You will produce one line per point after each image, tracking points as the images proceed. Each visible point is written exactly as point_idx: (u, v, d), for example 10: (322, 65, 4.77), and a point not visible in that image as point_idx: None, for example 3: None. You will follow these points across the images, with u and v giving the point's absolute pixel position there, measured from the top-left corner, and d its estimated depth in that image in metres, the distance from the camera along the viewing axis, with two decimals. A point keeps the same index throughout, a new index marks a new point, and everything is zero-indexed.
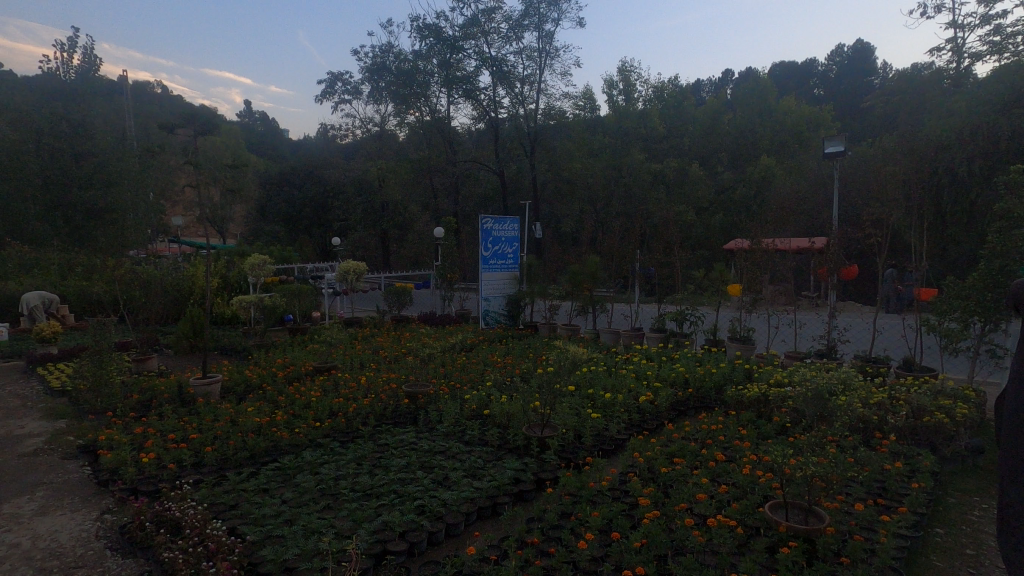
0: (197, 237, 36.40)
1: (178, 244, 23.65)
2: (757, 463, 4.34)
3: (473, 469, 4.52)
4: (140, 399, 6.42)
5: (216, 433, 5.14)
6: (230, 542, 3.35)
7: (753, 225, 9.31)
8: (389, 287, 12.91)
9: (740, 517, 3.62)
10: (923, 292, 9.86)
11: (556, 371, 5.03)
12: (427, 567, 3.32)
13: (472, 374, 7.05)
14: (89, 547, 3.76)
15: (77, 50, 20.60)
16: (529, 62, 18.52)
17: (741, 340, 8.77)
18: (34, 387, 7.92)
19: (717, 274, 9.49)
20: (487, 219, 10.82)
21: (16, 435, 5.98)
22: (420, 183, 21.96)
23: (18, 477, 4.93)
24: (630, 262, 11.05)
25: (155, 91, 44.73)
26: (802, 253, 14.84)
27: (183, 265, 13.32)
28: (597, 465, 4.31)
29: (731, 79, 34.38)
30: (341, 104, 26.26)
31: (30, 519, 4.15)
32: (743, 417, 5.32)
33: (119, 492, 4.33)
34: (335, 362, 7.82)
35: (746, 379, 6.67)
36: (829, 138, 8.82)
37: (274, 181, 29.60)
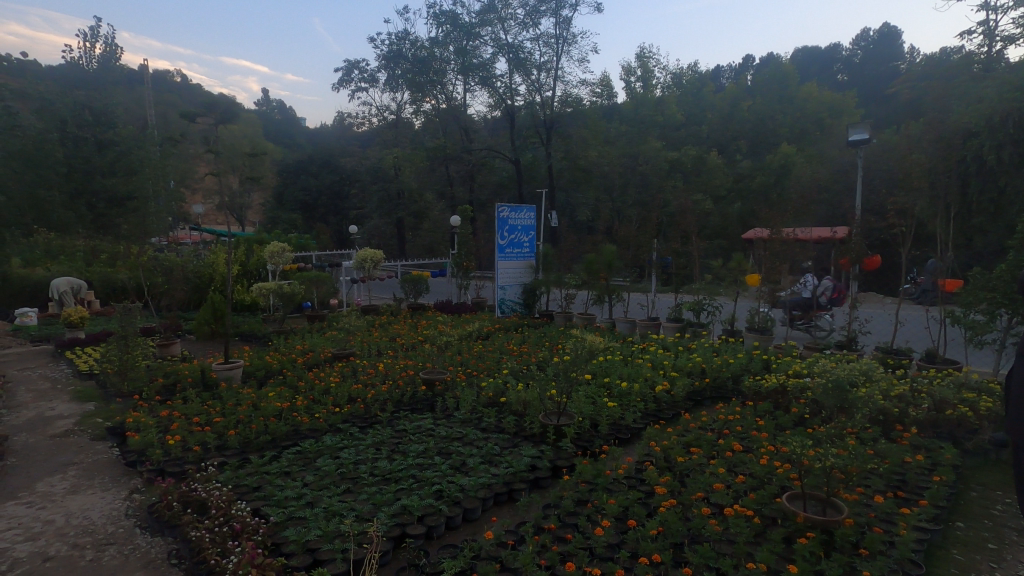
0: (217, 225, 37.00)
1: (197, 230, 24.05)
2: (775, 453, 4.32)
3: (489, 455, 4.57)
4: (165, 383, 6.57)
5: (239, 417, 5.24)
6: (254, 523, 3.43)
7: (773, 214, 9.16)
8: (406, 276, 12.90)
9: (757, 508, 3.62)
10: (949, 283, 9.68)
11: (573, 360, 5.01)
12: (446, 550, 3.37)
13: (488, 362, 7.09)
14: (119, 525, 3.89)
15: (98, 39, 20.89)
16: (546, 49, 18.37)
17: (759, 331, 8.68)
18: (63, 371, 8.15)
19: (735, 264, 9.35)
20: (504, 207, 10.81)
21: (48, 417, 6.19)
22: (435, 171, 21.98)
23: (50, 457, 5.10)
24: (646, 251, 10.96)
25: (174, 79, 45.20)
26: (823, 243, 14.60)
27: (204, 252, 13.55)
28: (613, 453, 4.32)
29: (751, 65, 33.68)
30: (357, 92, 26.31)
31: (62, 498, 4.29)
32: (761, 407, 5.28)
33: (146, 472, 4.48)
34: (354, 349, 7.96)
35: (764, 370, 6.63)
36: (854, 125, 8.59)
37: (292, 169, 29.84)
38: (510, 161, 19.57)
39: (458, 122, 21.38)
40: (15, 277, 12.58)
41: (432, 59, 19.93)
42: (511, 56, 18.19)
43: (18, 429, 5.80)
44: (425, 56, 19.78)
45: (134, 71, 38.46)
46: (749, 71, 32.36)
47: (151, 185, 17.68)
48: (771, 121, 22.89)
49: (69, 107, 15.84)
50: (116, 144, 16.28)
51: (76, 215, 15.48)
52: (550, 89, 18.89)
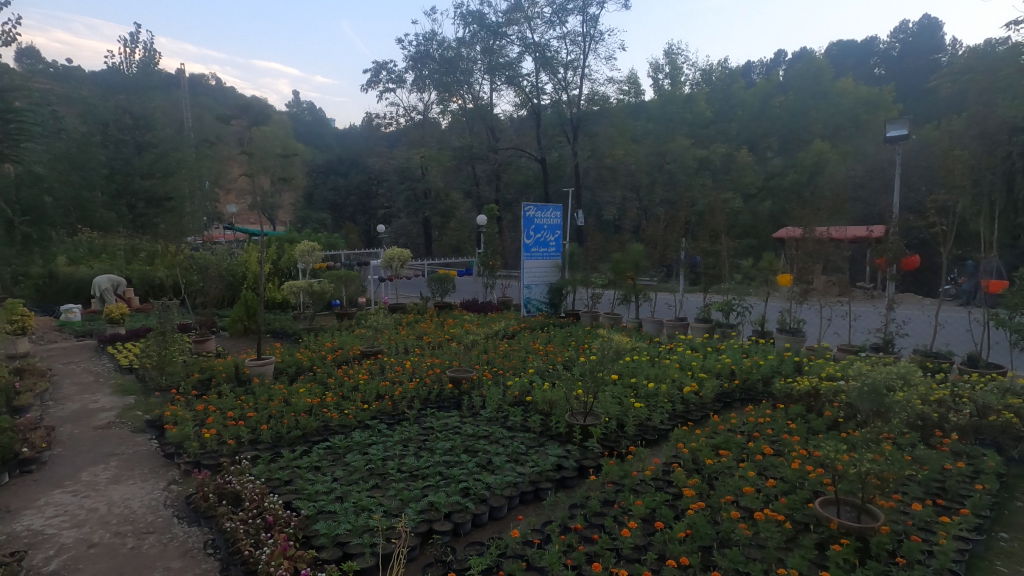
0: (250, 224, 37.89)
1: (231, 230, 24.69)
2: (807, 457, 4.23)
3: (515, 454, 4.59)
4: (200, 378, 6.76)
5: (271, 412, 5.37)
6: (286, 516, 3.51)
7: (805, 212, 8.95)
8: (433, 275, 12.98)
9: (789, 512, 3.55)
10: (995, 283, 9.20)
11: (599, 360, 4.97)
12: (472, 548, 3.39)
13: (514, 361, 7.11)
14: (158, 514, 4.03)
15: (138, 45, 21.66)
16: (572, 48, 18.26)
17: (790, 332, 8.49)
18: (105, 365, 8.47)
19: (766, 264, 9.15)
20: (529, 206, 10.79)
21: (91, 409, 6.44)
22: (462, 170, 22.12)
23: (93, 447, 5.31)
24: (674, 250, 10.82)
25: (209, 83, 46.49)
26: (858, 242, 14.16)
27: (237, 251, 13.91)
28: (640, 454, 4.28)
29: (783, 60, 32.93)
30: (385, 93, 26.63)
31: (105, 487, 4.46)
32: (792, 410, 5.16)
33: (184, 464, 4.63)
34: (381, 347, 8.06)
35: (796, 373, 6.49)
36: (892, 120, 8.31)
37: (322, 170, 30.40)
38: (536, 160, 19.53)
39: (484, 121, 21.44)
40: (61, 275, 13.13)
41: (459, 60, 20.22)
42: (538, 55, 18.15)
43: (63, 420, 6.05)
44: (452, 55, 20.34)
45: (171, 76, 39.67)
46: (781, 66, 31.59)
47: (188, 186, 19.32)
48: (803, 117, 22.25)
49: (112, 111, 17.87)
50: (154, 145, 18.24)
51: (116, 214, 17.03)
52: (576, 87, 18.64)
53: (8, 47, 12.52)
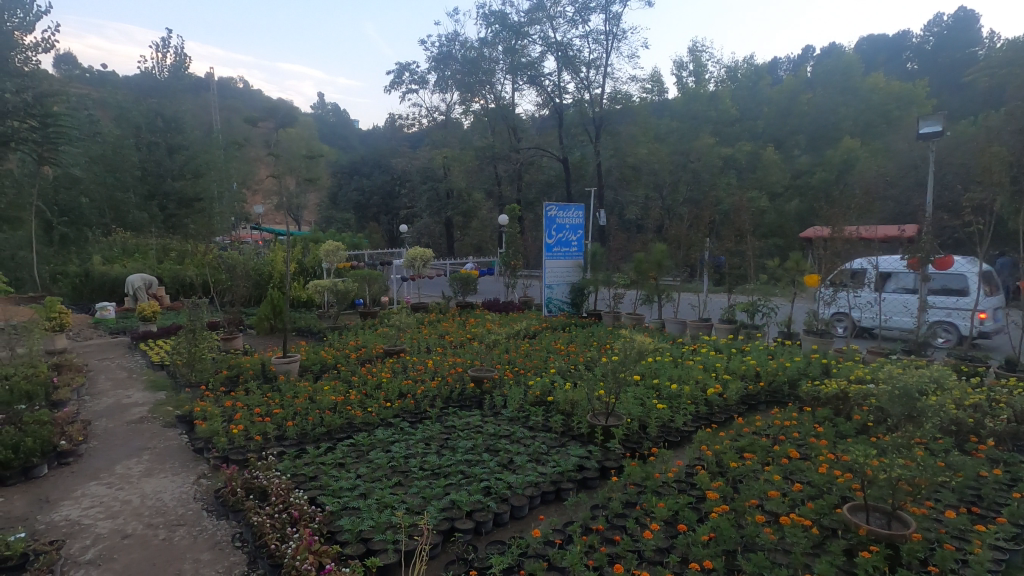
0: (276, 224, 38.54)
1: (257, 230, 25.17)
2: (836, 462, 4.14)
3: (537, 454, 4.59)
4: (229, 374, 6.93)
5: (297, 409, 5.46)
6: (311, 511, 3.56)
7: (834, 211, 8.75)
8: (454, 274, 13.02)
9: (815, 517, 3.49)
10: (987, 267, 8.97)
11: (621, 361, 4.93)
12: (493, 546, 3.41)
13: (536, 361, 7.10)
14: (188, 507, 4.14)
15: (170, 50, 22.25)
16: (594, 46, 18.16)
17: (818, 334, 8.31)
18: (138, 361, 8.71)
19: (793, 264, 8.97)
20: (551, 206, 10.76)
21: (125, 404, 6.64)
22: (484, 170, 22.19)
23: (127, 441, 5.48)
24: (698, 250, 10.66)
25: (237, 86, 47.45)
26: (889, 242, 13.77)
27: (264, 250, 14.16)
28: (663, 456, 4.25)
29: (811, 56, 32.26)
30: (408, 94, 26.86)
31: (138, 480, 4.60)
32: (820, 414, 5.06)
33: (213, 459, 4.74)
34: (404, 346, 8.13)
35: (823, 375, 6.36)
36: (925, 117, 8.07)
37: (345, 171, 30.77)
38: (558, 159, 19.47)
39: (506, 121, 21.47)
40: (96, 274, 13.50)
41: (481, 60, 20.32)
42: (560, 55, 18.10)
43: (99, 415, 6.25)
44: (474, 56, 20.49)
45: (201, 80, 40.60)
46: (809, 62, 30.96)
47: (216, 187, 19.90)
48: (832, 114, 21.64)
49: (144, 114, 18.41)
50: (184, 147, 18.80)
51: (148, 214, 17.72)
52: (599, 86, 18.54)
53: (46, 54, 12.98)
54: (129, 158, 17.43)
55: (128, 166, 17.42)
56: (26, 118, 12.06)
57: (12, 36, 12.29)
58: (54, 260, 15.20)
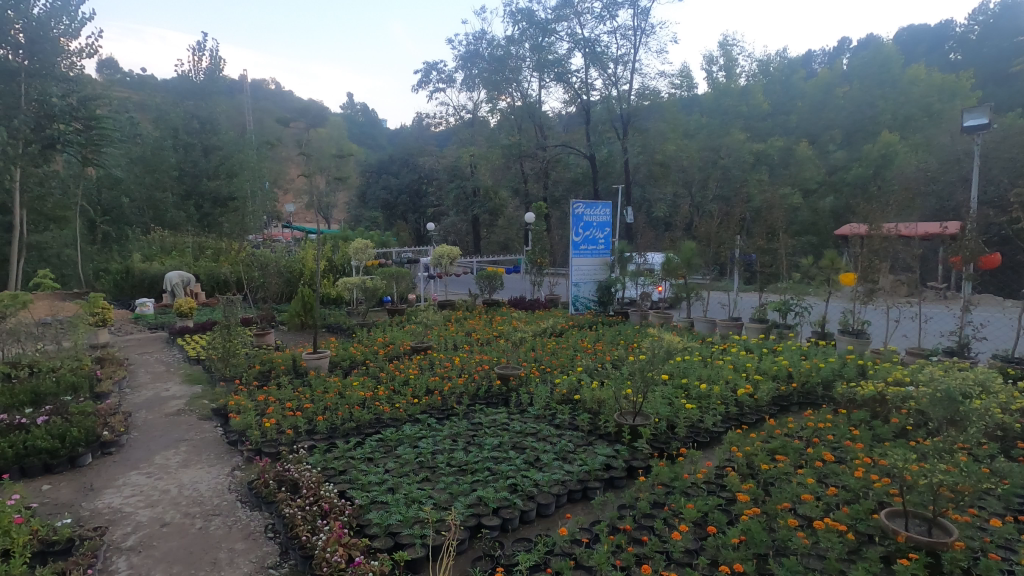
0: (306, 223, 39.26)
1: (289, 228, 25.66)
2: (873, 466, 4.02)
3: (564, 452, 4.57)
4: (261, 369, 7.09)
5: (327, 404, 5.57)
6: (340, 504, 3.63)
7: (871, 208, 8.49)
8: (481, 272, 13.05)
9: (851, 523, 3.39)
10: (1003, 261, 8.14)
11: (649, 359, 4.87)
12: (519, 543, 3.42)
13: (563, 359, 7.09)
14: (224, 498, 4.26)
15: (205, 53, 22.87)
16: (623, 42, 17.91)
17: (854, 334, 8.06)
18: (175, 356, 8.99)
19: (828, 262, 8.72)
20: (578, 203, 10.68)
21: (163, 396, 6.86)
22: (510, 168, 22.21)
23: (165, 433, 5.66)
24: (728, 248, 10.45)
25: (269, 87, 48.40)
26: (930, 239, 13.26)
27: (295, 248, 14.43)
28: (692, 457, 4.19)
29: (847, 48, 31.37)
30: (436, 93, 27.06)
31: (176, 470, 4.75)
32: (856, 416, 4.91)
33: (246, 452, 4.87)
34: (431, 343, 8.21)
35: (859, 377, 6.18)
36: (970, 109, 7.73)
37: (374, 170, 31.10)
38: (586, 156, 19.33)
39: (533, 119, 21.43)
40: (136, 271, 13.97)
41: (508, 58, 20.34)
42: (588, 51, 17.93)
43: (139, 406, 6.47)
44: (501, 54, 20.50)
45: (235, 82, 41.56)
46: (845, 54, 30.09)
47: (250, 186, 20.37)
48: (870, 107, 20.88)
49: (182, 116, 18.99)
50: (219, 148, 19.33)
51: (185, 214, 18.26)
52: (626, 82, 18.32)
53: (91, 59, 13.49)
54: (167, 159, 18.01)
55: (167, 167, 18.04)
56: (71, 122, 12.87)
57: (58, 43, 12.77)
58: (97, 258, 15.95)
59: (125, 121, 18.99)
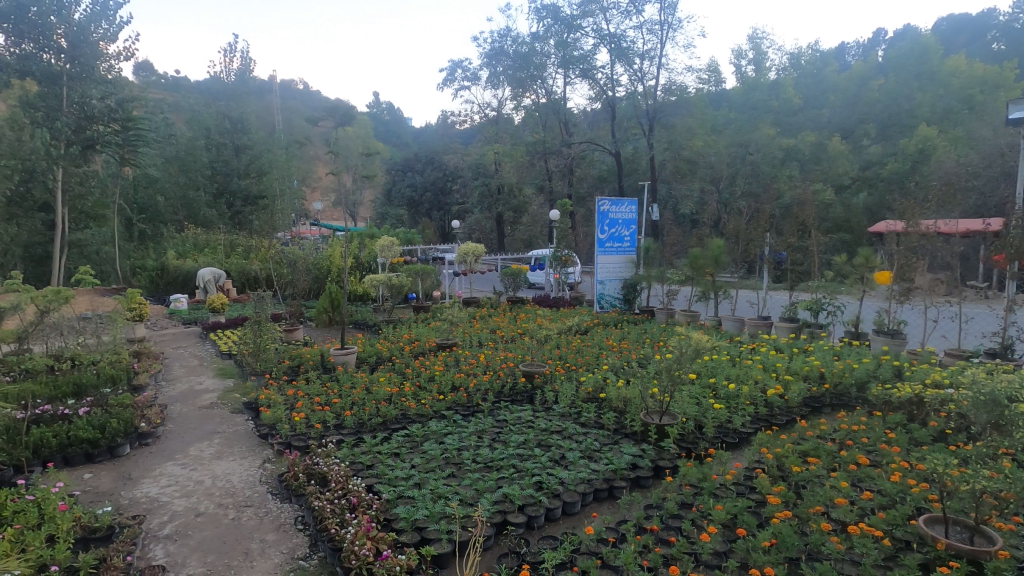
0: (334, 220, 39.82)
1: (316, 226, 26.06)
2: (909, 470, 3.90)
3: (589, 451, 4.55)
4: (291, 364, 7.23)
5: (354, 399, 5.65)
6: (368, 498, 3.67)
7: (908, 204, 8.24)
8: (505, 270, 13.04)
9: (887, 528, 3.30)
10: None
11: (676, 358, 4.80)
12: (546, 541, 3.42)
13: (588, 357, 7.05)
14: (255, 490, 4.35)
15: (236, 54, 23.36)
16: (649, 37, 17.68)
17: (889, 334, 7.83)
18: (208, 350, 9.23)
19: (862, 260, 8.47)
20: (604, 200, 10.60)
21: (196, 390, 7.06)
22: (535, 165, 22.17)
23: (199, 425, 5.82)
24: (757, 246, 10.24)
25: (297, 87, 49.20)
26: (970, 236, 12.77)
27: (322, 245, 14.64)
28: (720, 458, 4.13)
29: (883, 39, 30.40)
30: (461, 90, 27.14)
31: (210, 461, 4.88)
32: (891, 419, 4.76)
33: (277, 445, 4.97)
34: (456, 340, 8.25)
35: (895, 378, 6.00)
36: (1016, 100, 7.41)
37: (399, 168, 31.32)
38: (611, 153, 19.17)
39: (558, 116, 21.32)
40: (171, 268, 14.37)
41: (533, 55, 20.27)
42: (613, 46, 17.74)
43: (174, 399, 6.67)
44: (526, 51, 20.42)
45: (265, 82, 42.36)
46: (881, 46, 29.18)
47: (279, 185, 20.74)
48: (906, 100, 20.15)
49: (214, 117, 19.46)
50: (250, 147, 19.75)
51: (217, 212, 18.71)
52: (653, 77, 18.08)
53: (128, 62, 13.90)
54: (200, 158, 18.47)
55: (200, 166, 18.60)
56: (109, 123, 13.28)
57: (98, 46, 13.18)
58: (134, 255, 16.45)
59: (160, 122, 19.53)
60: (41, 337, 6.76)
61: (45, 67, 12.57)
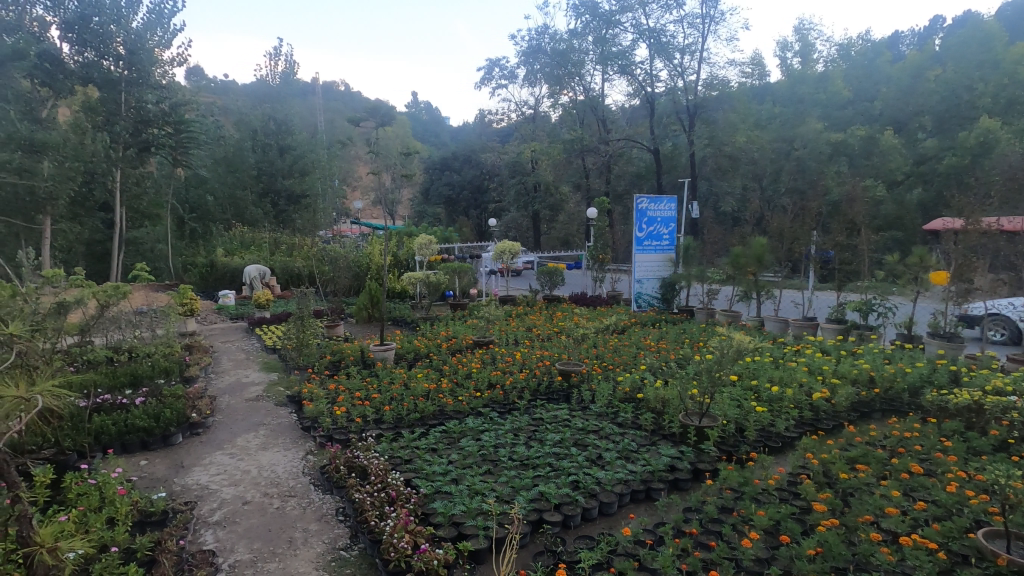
0: (375, 219, 40.58)
1: (356, 225, 26.60)
2: (967, 481, 3.71)
3: (626, 451, 4.50)
4: (332, 359, 7.43)
5: (393, 395, 5.75)
6: (406, 493, 3.74)
7: (966, 201, 7.84)
8: (542, 268, 13.00)
9: (942, 541, 3.14)
10: None
11: (716, 359, 4.69)
12: (582, 541, 3.40)
13: (625, 356, 6.97)
14: (299, 480, 4.49)
15: (281, 58, 24.10)
16: (690, 31, 17.29)
17: (946, 337, 7.46)
18: (254, 345, 9.56)
19: (916, 260, 8.10)
20: (642, 198, 10.46)
21: (243, 382, 7.33)
22: (572, 163, 22.04)
23: (246, 416, 6.05)
24: (803, 244, 9.90)
25: (340, 88, 50.38)
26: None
27: (362, 244, 14.96)
28: (762, 462, 4.02)
29: (942, 27, 28.87)
30: (498, 89, 27.23)
31: (256, 452, 5.06)
32: (947, 426, 4.53)
33: (319, 438, 5.11)
34: (493, 337, 8.29)
35: (952, 384, 5.70)
36: None
37: (437, 166, 31.64)
38: (649, 150, 18.86)
39: (596, 113, 21.15)
40: (219, 266, 14.95)
41: (571, 52, 20.15)
42: (653, 41, 17.42)
43: (223, 391, 6.94)
44: (564, 48, 20.28)
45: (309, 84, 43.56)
46: (938, 34, 27.74)
47: (321, 184, 21.30)
48: (966, 91, 19.05)
49: (261, 119, 20.12)
50: (294, 148, 20.31)
51: (263, 211, 19.34)
52: (694, 72, 17.69)
53: (181, 68, 14.54)
54: (247, 159, 19.10)
55: (246, 166, 19.29)
56: (163, 126, 14.15)
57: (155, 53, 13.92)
58: (185, 252, 17.20)
59: (211, 125, 20.30)
60: (102, 330, 7.15)
61: (105, 74, 13.21)
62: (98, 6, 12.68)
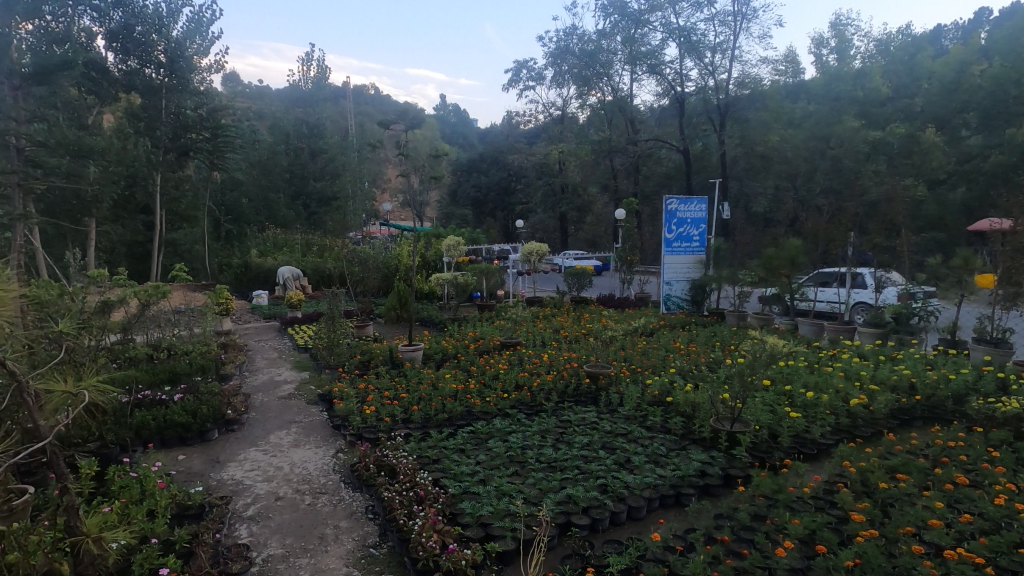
0: (403, 220, 41.03)
1: (385, 226, 26.94)
2: (1016, 493, 3.54)
3: (655, 455, 4.45)
4: (362, 359, 7.54)
5: (421, 395, 5.80)
6: (434, 492, 3.77)
7: (1014, 201, 7.50)
8: (570, 269, 12.93)
9: (989, 555, 3.00)
10: None
11: (749, 363, 4.60)
12: (611, 545, 3.37)
13: (654, 359, 6.88)
14: (329, 478, 4.56)
15: (313, 62, 24.62)
16: (721, 29, 17.00)
17: (992, 343, 7.14)
18: (286, 344, 9.76)
19: (961, 262, 7.77)
20: (671, 199, 10.33)
21: (276, 380, 7.49)
22: (600, 164, 21.89)
23: (279, 413, 6.18)
24: (839, 246, 9.62)
25: (369, 92, 51.16)
26: None
27: (391, 245, 15.16)
28: (797, 469, 3.92)
29: (988, 19, 27.72)
30: (526, 90, 27.26)
31: (288, 449, 5.17)
32: (994, 436, 4.34)
33: (349, 436, 5.19)
34: (519, 339, 8.29)
35: (999, 392, 5.46)
36: None
37: (465, 168, 31.82)
38: (679, 150, 18.62)
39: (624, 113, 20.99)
40: (253, 266, 15.33)
41: (600, 52, 20.04)
42: (683, 40, 17.17)
43: (257, 389, 7.11)
44: (592, 48, 20.17)
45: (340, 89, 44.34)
46: (983, 28, 26.65)
47: (351, 187, 21.62)
48: None
49: (293, 123, 20.59)
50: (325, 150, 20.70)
51: (295, 213, 19.76)
52: (725, 70, 17.39)
53: (218, 74, 15.00)
54: (280, 162, 19.55)
55: (280, 169, 19.72)
56: (201, 131, 14.63)
57: (192, 60, 14.44)
58: (221, 253, 17.68)
59: (246, 130, 20.86)
60: (143, 328, 7.40)
61: (147, 82, 13.77)
62: (141, 16, 13.27)
